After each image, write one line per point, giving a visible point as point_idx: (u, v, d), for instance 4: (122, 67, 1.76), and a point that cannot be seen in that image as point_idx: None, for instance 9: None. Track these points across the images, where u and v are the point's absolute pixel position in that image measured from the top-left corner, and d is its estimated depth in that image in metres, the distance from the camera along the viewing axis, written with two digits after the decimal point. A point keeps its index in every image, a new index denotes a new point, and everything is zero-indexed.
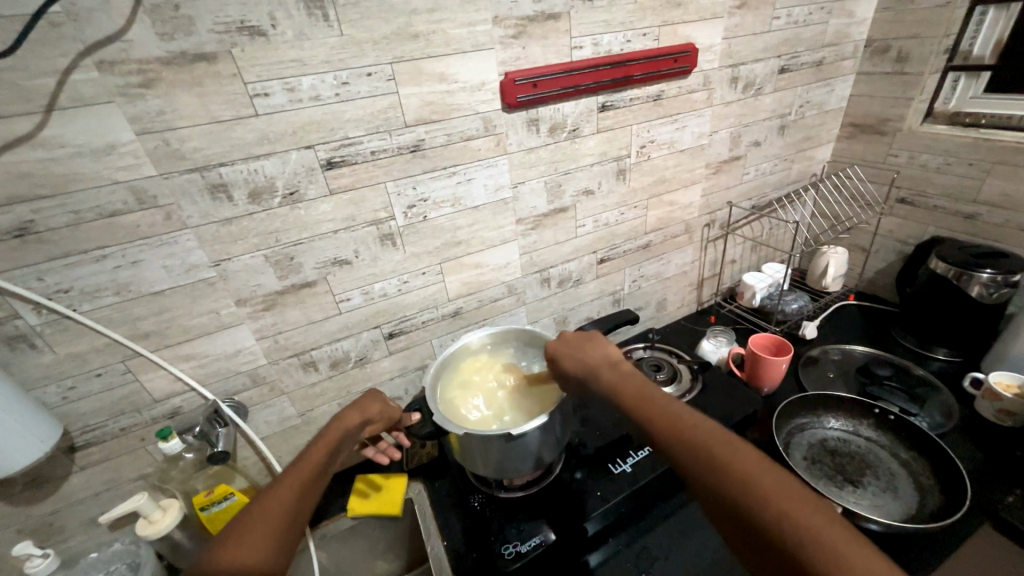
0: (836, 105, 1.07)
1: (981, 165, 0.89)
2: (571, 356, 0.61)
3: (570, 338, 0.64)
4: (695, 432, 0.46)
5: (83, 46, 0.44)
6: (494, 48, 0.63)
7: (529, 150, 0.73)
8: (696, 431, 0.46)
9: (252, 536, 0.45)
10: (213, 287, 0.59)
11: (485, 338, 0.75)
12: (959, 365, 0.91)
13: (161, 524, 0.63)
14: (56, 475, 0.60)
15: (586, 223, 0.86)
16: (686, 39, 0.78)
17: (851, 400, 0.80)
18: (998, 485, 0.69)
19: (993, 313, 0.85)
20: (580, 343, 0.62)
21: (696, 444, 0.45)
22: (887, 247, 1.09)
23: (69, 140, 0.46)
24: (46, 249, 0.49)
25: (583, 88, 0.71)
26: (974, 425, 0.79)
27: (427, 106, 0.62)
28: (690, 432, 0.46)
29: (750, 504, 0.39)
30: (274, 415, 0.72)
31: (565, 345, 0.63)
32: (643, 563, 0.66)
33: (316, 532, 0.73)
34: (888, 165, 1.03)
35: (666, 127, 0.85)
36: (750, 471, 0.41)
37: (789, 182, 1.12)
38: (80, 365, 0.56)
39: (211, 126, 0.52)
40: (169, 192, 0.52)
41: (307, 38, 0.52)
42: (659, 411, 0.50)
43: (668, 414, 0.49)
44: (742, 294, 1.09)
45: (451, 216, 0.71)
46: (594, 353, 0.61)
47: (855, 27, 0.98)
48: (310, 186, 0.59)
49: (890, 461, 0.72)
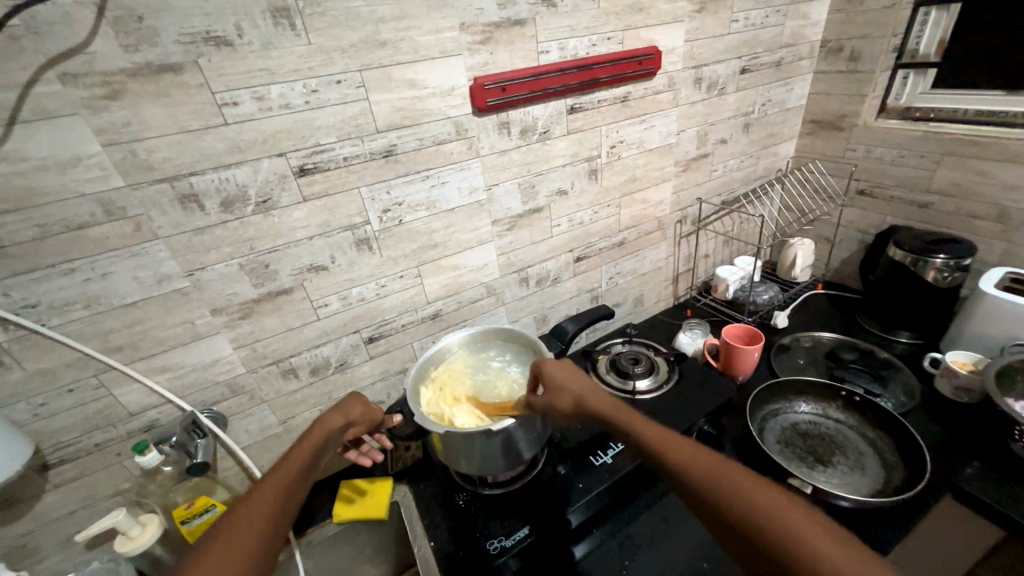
0: (797, 103, 1.11)
1: (931, 156, 0.94)
2: (558, 384, 0.61)
3: (554, 363, 0.64)
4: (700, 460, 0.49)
5: (44, 59, 0.44)
6: (462, 54, 0.65)
7: (501, 152, 0.74)
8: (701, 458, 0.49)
9: (235, 540, 0.46)
10: (187, 297, 0.59)
11: (473, 336, 0.76)
12: (920, 347, 0.96)
13: (139, 541, 0.62)
14: (27, 495, 0.59)
15: (561, 222, 0.88)
16: (649, 42, 0.81)
17: (819, 384, 0.84)
18: (957, 457, 0.73)
19: (949, 295, 0.89)
20: (565, 371, 0.62)
21: (704, 472, 0.47)
22: (851, 238, 1.14)
23: (31, 153, 0.46)
24: (10, 264, 0.49)
25: (550, 91, 0.73)
26: (935, 402, 0.83)
27: (398, 112, 0.63)
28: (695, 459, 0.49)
29: (758, 523, 0.43)
30: (254, 424, 0.71)
31: (552, 371, 0.62)
32: (625, 551, 0.67)
33: (301, 540, 0.73)
34: (847, 159, 1.08)
35: (634, 127, 0.87)
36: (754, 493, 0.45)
37: (756, 178, 1.16)
38: (50, 381, 0.55)
39: (180, 136, 0.52)
40: (139, 203, 0.52)
41: (275, 47, 0.53)
42: (662, 441, 0.52)
43: (671, 442, 0.52)
44: (716, 288, 1.12)
45: (427, 219, 0.72)
46: (581, 382, 0.61)
47: (810, 28, 1.02)
48: (283, 193, 0.60)
49: (857, 441, 0.76)
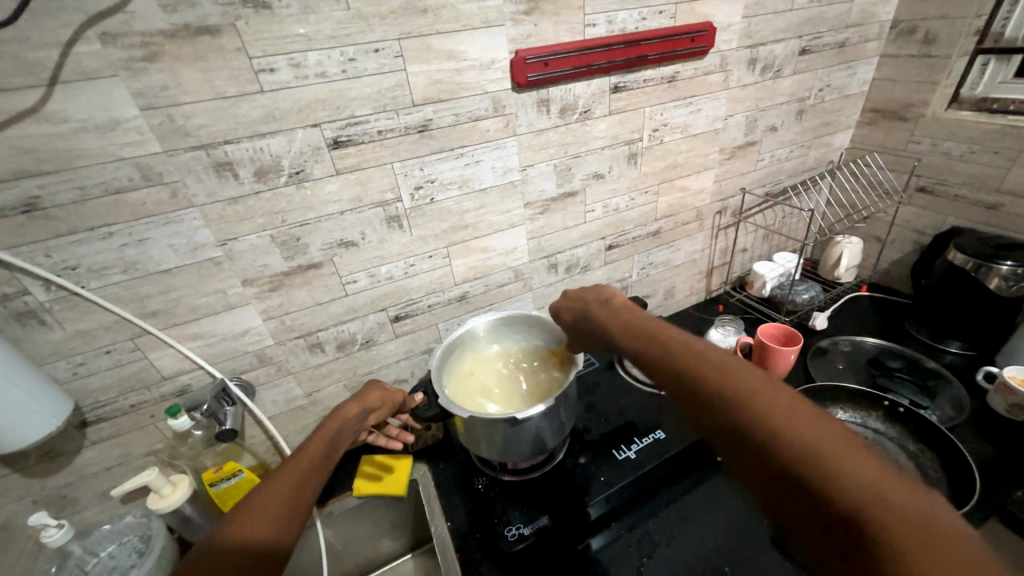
0: (857, 89, 1.03)
1: (1006, 153, 0.85)
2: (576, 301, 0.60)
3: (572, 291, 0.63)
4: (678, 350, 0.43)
5: (84, 18, 0.43)
6: (504, 25, 0.61)
7: (539, 132, 0.71)
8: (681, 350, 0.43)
9: (252, 528, 0.46)
10: (219, 267, 0.59)
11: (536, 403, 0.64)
12: (971, 359, 0.90)
13: (171, 499, 0.64)
14: (69, 449, 0.61)
15: (595, 208, 0.85)
16: (703, 17, 0.75)
17: (859, 391, 0.80)
18: (1007, 479, 0.68)
19: (1013, 306, 0.82)
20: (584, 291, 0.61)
21: (776, 425, 0.34)
22: (904, 238, 1.07)
23: (72, 114, 0.46)
24: (52, 226, 0.49)
25: (595, 67, 0.69)
26: (987, 419, 0.78)
27: (436, 85, 0.60)
28: (767, 408, 0.35)
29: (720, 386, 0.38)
30: (281, 396, 0.72)
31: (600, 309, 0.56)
32: (644, 547, 0.64)
33: (323, 510, 0.74)
34: (909, 153, 1.00)
35: (680, 110, 0.82)
36: (845, 463, 0.31)
37: (805, 169, 1.09)
38: (89, 342, 0.56)
39: (216, 103, 0.51)
40: (174, 169, 0.52)
41: (313, 12, 0.51)
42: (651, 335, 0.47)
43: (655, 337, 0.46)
44: (752, 284, 1.08)
45: (458, 199, 0.70)
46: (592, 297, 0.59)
47: (881, 7, 0.94)
48: (316, 165, 0.58)
49: (897, 453, 0.72)
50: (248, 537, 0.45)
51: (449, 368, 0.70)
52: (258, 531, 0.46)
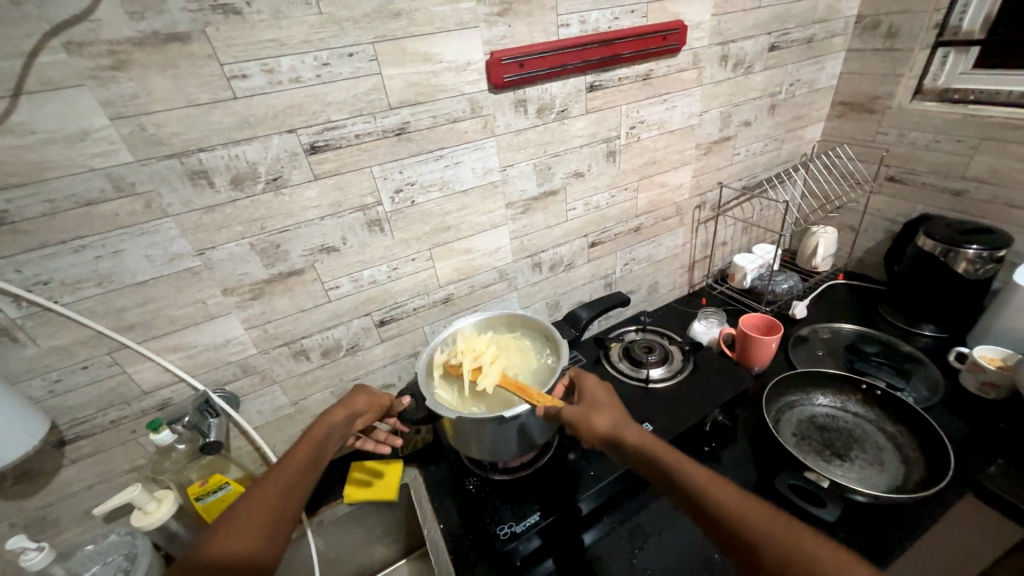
0: (826, 83, 1.06)
1: (969, 141, 0.88)
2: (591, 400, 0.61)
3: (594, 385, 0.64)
4: (695, 475, 0.49)
5: (48, 27, 0.42)
6: (478, 27, 0.62)
7: (516, 132, 0.72)
8: (698, 475, 0.49)
9: (231, 547, 0.45)
10: (198, 276, 0.58)
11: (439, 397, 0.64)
12: (944, 341, 0.93)
13: (156, 515, 0.63)
14: (46, 470, 0.60)
15: (577, 206, 0.86)
16: (674, 16, 0.76)
17: (839, 376, 0.82)
18: (981, 455, 0.71)
19: (980, 287, 0.86)
20: (601, 391, 0.62)
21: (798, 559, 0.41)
22: (876, 227, 1.10)
23: (39, 126, 0.45)
24: (22, 240, 0.48)
25: (571, 67, 0.70)
26: (960, 398, 0.81)
27: (412, 87, 0.61)
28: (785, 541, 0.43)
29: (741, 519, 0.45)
30: (266, 405, 0.71)
31: (618, 422, 0.58)
32: (636, 539, 0.66)
33: (312, 519, 0.74)
34: (878, 143, 1.03)
35: (655, 107, 0.84)
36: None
37: (780, 162, 1.12)
38: (64, 359, 0.55)
39: (188, 110, 0.50)
40: (148, 178, 0.51)
41: (284, 16, 0.50)
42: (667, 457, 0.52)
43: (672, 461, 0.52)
44: (733, 276, 1.10)
45: (439, 201, 0.70)
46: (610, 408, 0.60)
47: (846, 2, 0.96)
48: (294, 171, 0.58)
49: (876, 435, 0.74)
50: (229, 553, 0.44)
51: (440, 340, 0.72)
52: (239, 547, 0.45)
